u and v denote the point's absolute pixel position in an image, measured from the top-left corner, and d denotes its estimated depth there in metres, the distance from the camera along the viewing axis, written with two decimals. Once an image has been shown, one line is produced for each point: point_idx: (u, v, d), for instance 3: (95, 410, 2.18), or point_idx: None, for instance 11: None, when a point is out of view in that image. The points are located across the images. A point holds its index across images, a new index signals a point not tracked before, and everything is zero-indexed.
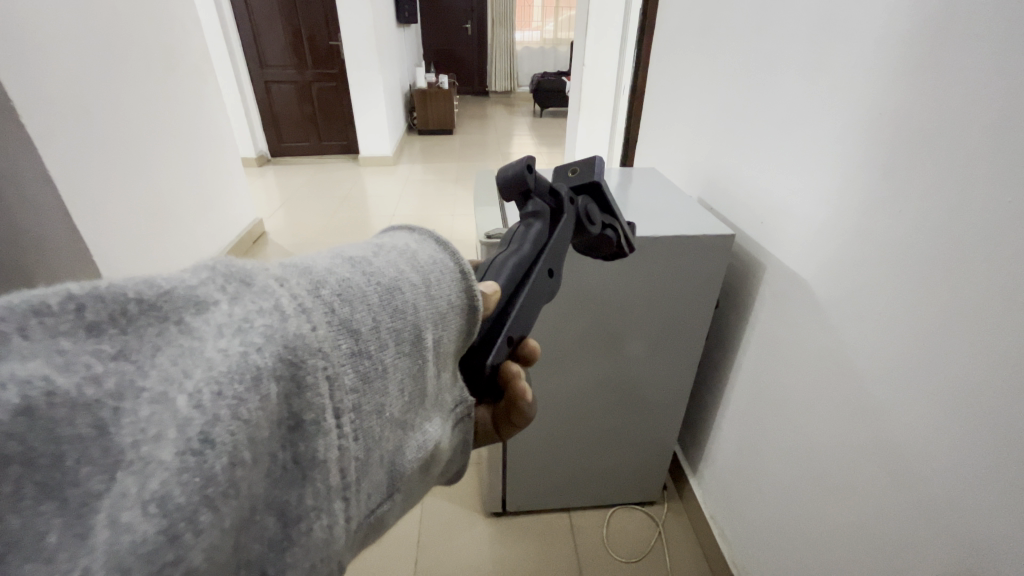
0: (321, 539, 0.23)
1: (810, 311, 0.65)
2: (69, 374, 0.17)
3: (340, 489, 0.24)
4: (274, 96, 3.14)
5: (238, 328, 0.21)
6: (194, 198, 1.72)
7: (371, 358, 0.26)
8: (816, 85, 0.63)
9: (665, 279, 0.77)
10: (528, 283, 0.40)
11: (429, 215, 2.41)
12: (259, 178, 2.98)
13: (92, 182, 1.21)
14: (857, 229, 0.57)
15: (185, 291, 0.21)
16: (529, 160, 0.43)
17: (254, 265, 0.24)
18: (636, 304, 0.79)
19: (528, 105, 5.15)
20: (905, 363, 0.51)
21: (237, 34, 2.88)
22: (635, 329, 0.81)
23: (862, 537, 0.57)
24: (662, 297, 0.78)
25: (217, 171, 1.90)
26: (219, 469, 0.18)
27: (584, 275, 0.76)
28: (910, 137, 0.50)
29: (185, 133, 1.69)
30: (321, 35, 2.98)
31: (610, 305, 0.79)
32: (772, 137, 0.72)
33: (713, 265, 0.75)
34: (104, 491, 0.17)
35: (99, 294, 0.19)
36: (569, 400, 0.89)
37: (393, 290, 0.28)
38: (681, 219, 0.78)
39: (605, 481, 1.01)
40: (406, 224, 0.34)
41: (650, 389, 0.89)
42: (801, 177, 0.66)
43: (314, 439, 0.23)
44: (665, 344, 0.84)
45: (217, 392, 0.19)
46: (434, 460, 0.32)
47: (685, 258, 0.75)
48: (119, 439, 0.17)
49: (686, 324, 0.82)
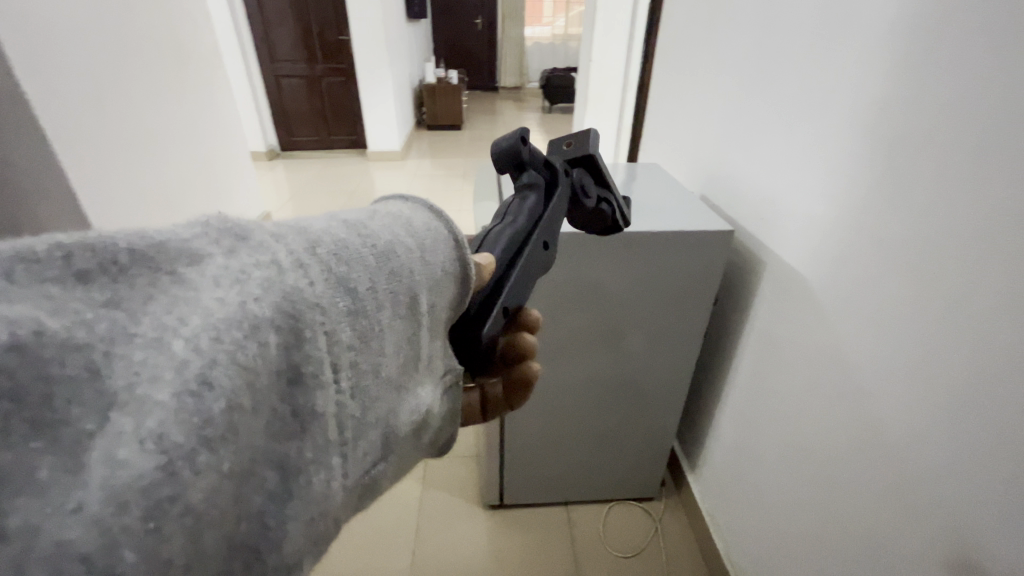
0: (320, 492, 0.23)
1: (809, 305, 0.66)
2: (59, 318, 0.17)
3: (338, 444, 0.24)
4: (284, 90, 3.12)
5: (234, 278, 0.20)
6: (203, 193, 1.70)
7: (368, 317, 0.26)
8: (815, 75, 0.63)
9: (665, 270, 0.76)
10: (522, 254, 0.40)
11: None
12: (267, 171, 2.96)
13: (102, 176, 1.19)
14: (854, 221, 0.58)
15: (179, 243, 0.21)
16: (522, 131, 0.44)
17: (248, 222, 0.24)
18: (636, 299, 0.79)
19: (536, 100, 5.13)
20: (900, 345, 0.51)
21: (246, 27, 2.87)
22: (635, 321, 0.81)
23: (859, 520, 0.58)
24: (660, 293, 0.79)
25: (227, 164, 1.88)
26: (218, 412, 0.18)
27: (585, 268, 0.75)
28: (913, 118, 0.49)
29: (195, 127, 1.67)
30: (331, 29, 2.95)
31: (609, 299, 0.79)
32: (774, 133, 0.72)
33: (711, 261, 0.76)
34: (96, 431, 0.17)
35: (89, 244, 0.19)
36: (568, 395, 0.89)
37: (389, 252, 0.28)
38: (679, 215, 0.78)
39: (603, 473, 1.01)
40: (398, 192, 0.34)
41: (649, 385, 0.89)
42: (802, 174, 0.66)
43: (311, 392, 0.22)
44: (665, 337, 0.83)
45: (215, 336, 0.19)
46: (425, 425, 0.32)
47: (685, 249, 0.74)
48: (112, 382, 0.17)
49: (686, 315, 0.81)
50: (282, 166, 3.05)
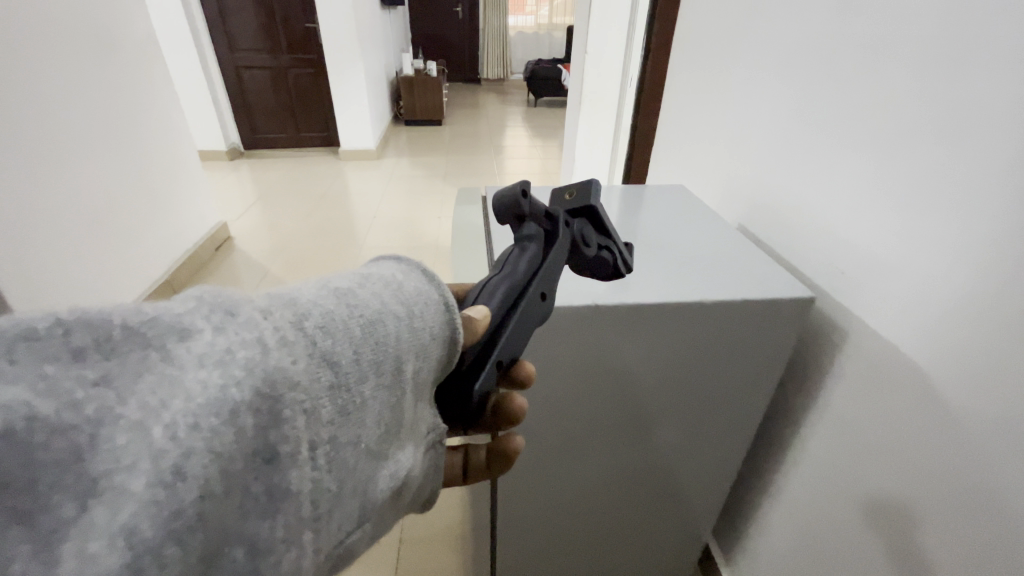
0: (289, 571, 0.23)
1: (882, 364, 0.56)
2: (49, 400, 0.18)
3: (311, 520, 0.24)
4: (245, 82, 3.17)
5: (219, 358, 0.21)
6: (154, 198, 1.75)
7: (349, 391, 0.27)
8: (867, 88, 0.57)
9: (710, 347, 0.61)
10: (520, 306, 0.40)
11: (409, 212, 2.44)
12: (230, 171, 3.04)
13: (30, 186, 1.24)
14: (945, 282, 0.48)
15: (171, 319, 0.22)
16: (523, 184, 0.44)
17: (240, 296, 0.25)
18: (667, 381, 0.63)
19: (522, 94, 5.32)
20: (954, 362, 0.48)
21: (203, 15, 2.89)
22: (670, 402, 0.66)
23: (859, 539, 0.60)
24: (701, 376, 0.63)
25: (183, 172, 1.93)
26: (189, 502, 0.19)
27: (611, 344, 0.59)
28: (966, 176, 0.46)
29: (139, 133, 1.69)
30: (297, 17, 3.02)
31: (634, 383, 0.63)
32: (846, 168, 0.60)
33: (768, 340, 0.61)
34: (74, 520, 0.17)
35: (88, 321, 0.20)
36: (580, 492, 0.74)
37: (376, 321, 0.29)
38: (729, 269, 0.63)
39: (624, 558, 0.86)
40: (393, 254, 0.35)
41: (681, 476, 0.74)
42: (886, 223, 0.55)
43: (286, 472, 0.23)
44: (712, 414, 0.68)
45: (194, 424, 0.20)
46: (406, 487, 0.32)
47: (736, 324, 0.59)
48: (93, 467, 0.18)
49: (738, 389, 0.66)
50: (247, 168, 3.12)
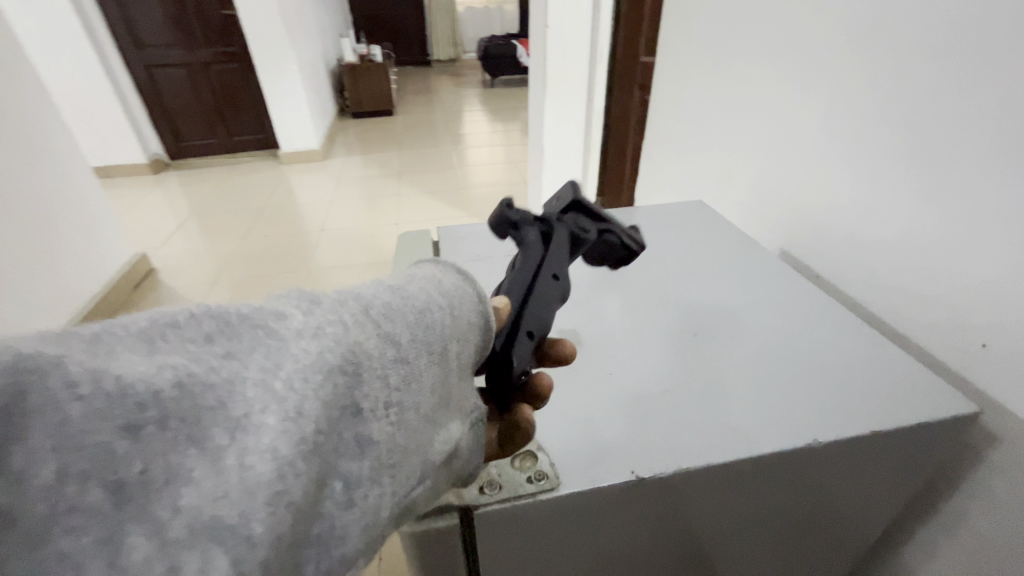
0: (373, 504, 0.28)
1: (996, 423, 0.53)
2: (199, 365, 0.24)
3: (387, 467, 0.30)
4: (159, 83, 3.26)
5: (313, 332, 0.27)
6: (52, 245, 1.80)
7: (410, 364, 0.32)
8: (890, 104, 0.62)
9: (853, 474, 0.50)
10: (536, 288, 0.46)
11: (358, 223, 2.54)
12: (155, 190, 3.11)
13: None
14: None
15: (271, 307, 0.28)
16: (506, 199, 0.50)
17: (319, 291, 0.31)
18: (807, 515, 0.53)
19: (477, 75, 5.54)
20: None
21: (98, 14, 2.94)
22: (800, 536, 0.55)
23: None
24: (845, 503, 0.53)
25: (81, 220, 1.97)
26: (309, 430, 0.25)
27: (744, 494, 0.48)
28: None
29: (30, 178, 1.77)
30: (211, 11, 3.13)
31: (767, 523, 0.52)
32: (945, 215, 0.57)
33: (924, 452, 0.51)
34: (229, 443, 0.23)
35: (212, 311, 0.26)
36: None
37: (425, 310, 0.34)
38: (794, 326, 0.61)
39: None
40: (431, 258, 0.41)
41: None
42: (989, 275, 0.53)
43: (367, 424, 0.29)
44: (833, 546, 0.58)
45: (304, 378, 0.25)
46: (453, 455, 0.37)
47: (895, 449, 0.50)
48: (234, 411, 0.24)
49: (878, 509, 0.55)
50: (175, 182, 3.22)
